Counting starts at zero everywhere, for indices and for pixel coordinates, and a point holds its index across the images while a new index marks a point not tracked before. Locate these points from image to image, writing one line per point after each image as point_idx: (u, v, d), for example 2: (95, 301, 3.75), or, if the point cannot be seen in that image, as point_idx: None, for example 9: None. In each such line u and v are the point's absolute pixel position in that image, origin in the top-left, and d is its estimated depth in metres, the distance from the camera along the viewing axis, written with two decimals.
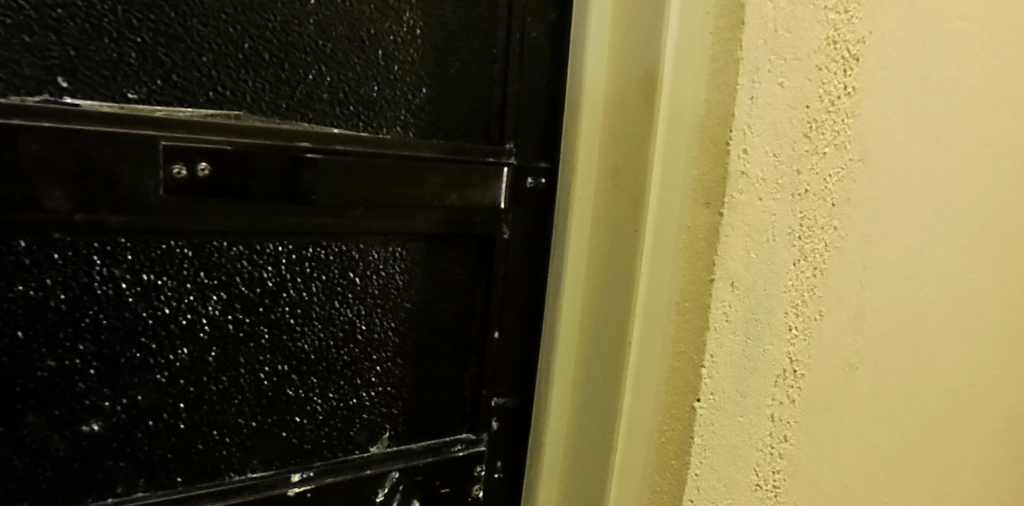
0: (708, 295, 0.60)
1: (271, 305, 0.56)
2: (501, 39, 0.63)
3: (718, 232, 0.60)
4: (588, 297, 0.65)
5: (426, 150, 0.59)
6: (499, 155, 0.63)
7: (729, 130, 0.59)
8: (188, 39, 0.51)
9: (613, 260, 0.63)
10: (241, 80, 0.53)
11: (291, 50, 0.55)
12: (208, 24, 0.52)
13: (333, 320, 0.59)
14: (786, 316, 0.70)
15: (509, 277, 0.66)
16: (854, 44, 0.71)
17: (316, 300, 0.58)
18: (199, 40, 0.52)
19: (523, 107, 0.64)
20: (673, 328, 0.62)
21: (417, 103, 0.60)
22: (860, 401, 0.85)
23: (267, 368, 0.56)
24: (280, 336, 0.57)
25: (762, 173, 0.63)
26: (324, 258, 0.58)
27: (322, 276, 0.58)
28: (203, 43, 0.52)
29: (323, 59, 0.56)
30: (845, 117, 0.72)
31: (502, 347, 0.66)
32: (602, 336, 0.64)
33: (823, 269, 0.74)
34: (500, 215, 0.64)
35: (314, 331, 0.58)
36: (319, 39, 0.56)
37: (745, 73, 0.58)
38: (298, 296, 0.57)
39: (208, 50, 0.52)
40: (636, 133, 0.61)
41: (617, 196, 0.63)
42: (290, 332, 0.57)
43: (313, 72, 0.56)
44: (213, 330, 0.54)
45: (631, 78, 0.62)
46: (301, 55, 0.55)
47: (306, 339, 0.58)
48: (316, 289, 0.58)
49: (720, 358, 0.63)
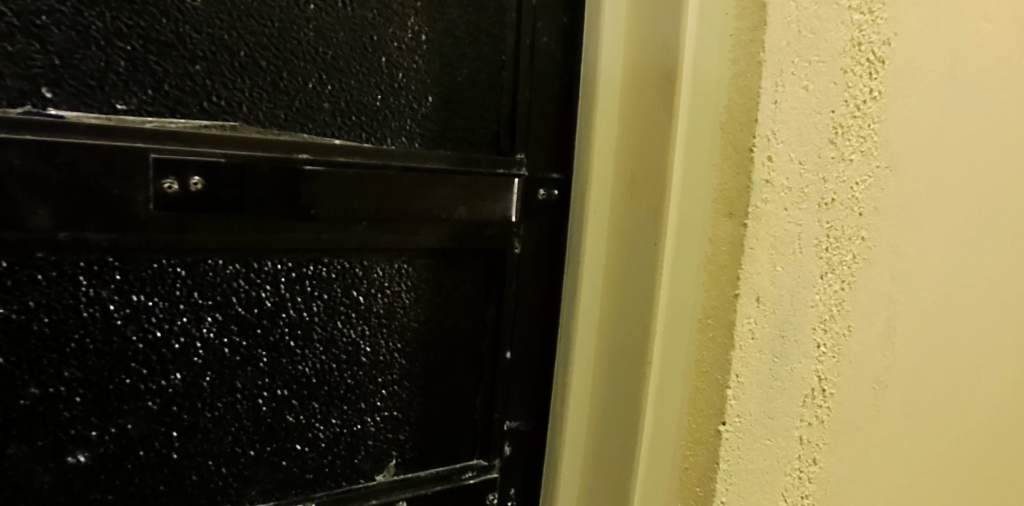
0: (733, 312, 0.57)
1: (270, 327, 0.53)
2: (511, 44, 0.60)
3: (743, 244, 0.56)
4: (605, 314, 0.62)
5: (432, 161, 0.57)
6: (509, 166, 0.60)
7: (752, 137, 0.56)
8: (181, 47, 0.49)
9: (631, 274, 0.60)
10: (237, 89, 0.50)
11: (290, 58, 0.52)
12: (202, 31, 0.49)
13: (336, 341, 0.56)
14: (815, 332, 0.67)
15: (522, 294, 0.62)
16: (879, 46, 0.68)
17: (318, 321, 0.55)
18: (193, 47, 0.49)
19: (533, 116, 0.61)
20: (696, 347, 0.58)
21: (424, 112, 0.58)
22: (891, 420, 0.81)
23: (266, 393, 0.53)
24: (279, 360, 0.54)
25: (787, 182, 0.59)
26: (326, 276, 0.55)
27: (323, 295, 0.55)
28: (198, 50, 0.49)
29: (324, 67, 0.53)
30: (870, 122, 0.69)
31: (515, 368, 0.63)
32: (621, 355, 0.61)
33: (852, 282, 0.71)
34: (511, 229, 0.61)
35: (315, 353, 0.55)
36: (319, 47, 0.53)
37: (767, 76, 0.55)
38: (298, 317, 0.54)
39: (201, 58, 0.49)
40: (654, 141, 0.58)
41: (634, 207, 0.60)
42: (290, 355, 0.54)
43: (313, 81, 0.53)
44: (209, 354, 0.51)
45: (648, 83, 0.59)
46: (301, 62, 0.52)
47: (307, 363, 0.55)
48: (317, 308, 0.55)
49: (746, 378, 0.59)
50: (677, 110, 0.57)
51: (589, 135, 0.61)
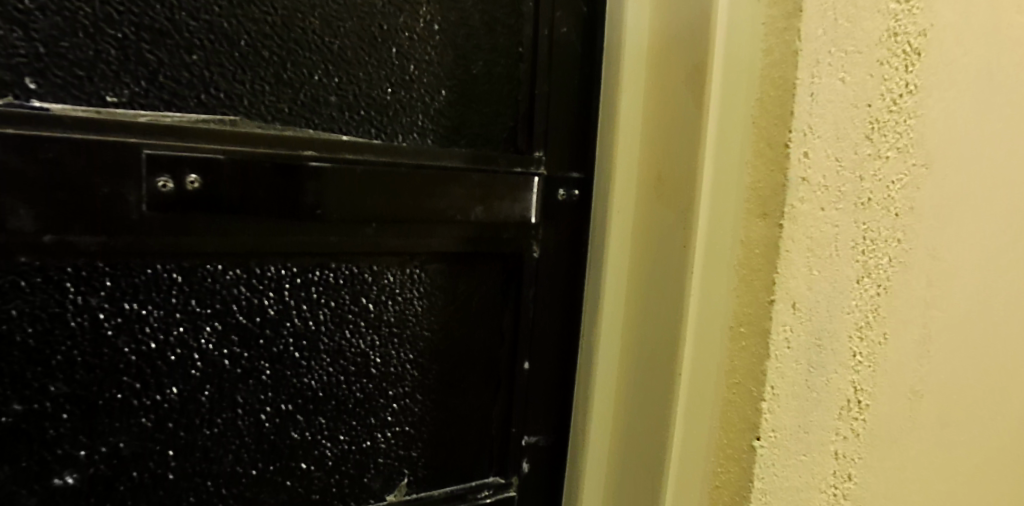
0: (768, 319, 0.53)
1: (274, 337, 0.49)
2: (528, 35, 0.57)
3: (779, 247, 0.53)
4: (630, 321, 0.58)
5: (447, 160, 0.53)
6: (527, 165, 0.57)
7: (788, 131, 0.52)
8: (177, 35, 0.45)
9: (659, 279, 0.56)
10: (238, 80, 0.47)
11: (294, 48, 0.49)
12: (200, 17, 0.46)
13: (344, 353, 0.52)
14: (850, 341, 0.63)
15: (540, 300, 0.59)
16: (915, 37, 0.65)
17: (325, 331, 0.51)
18: (191, 35, 0.46)
19: (552, 111, 0.58)
20: (728, 357, 0.55)
21: (437, 107, 0.54)
22: (927, 433, 0.77)
23: (269, 408, 0.50)
24: (283, 372, 0.50)
25: (824, 180, 0.56)
26: (333, 282, 0.51)
27: (331, 302, 0.51)
28: (195, 39, 0.46)
29: (330, 58, 0.50)
30: (906, 117, 0.66)
31: (533, 379, 0.59)
32: (648, 365, 0.57)
33: (887, 287, 0.67)
34: (529, 231, 0.57)
35: (322, 365, 0.51)
36: (326, 36, 0.50)
37: (804, 66, 0.52)
38: (303, 326, 0.50)
39: (199, 47, 0.46)
40: (683, 137, 0.55)
41: (661, 207, 0.56)
42: (295, 368, 0.50)
43: (319, 73, 0.50)
44: (208, 367, 0.48)
45: (676, 75, 0.55)
46: (306, 53, 0.49)
47: (313, 375, 0.51)
48: (324, 317, 0.51)
49: (782, 389, 0.55)
50: (708, 104, 0.54)
51: (613, 132, 0.58)
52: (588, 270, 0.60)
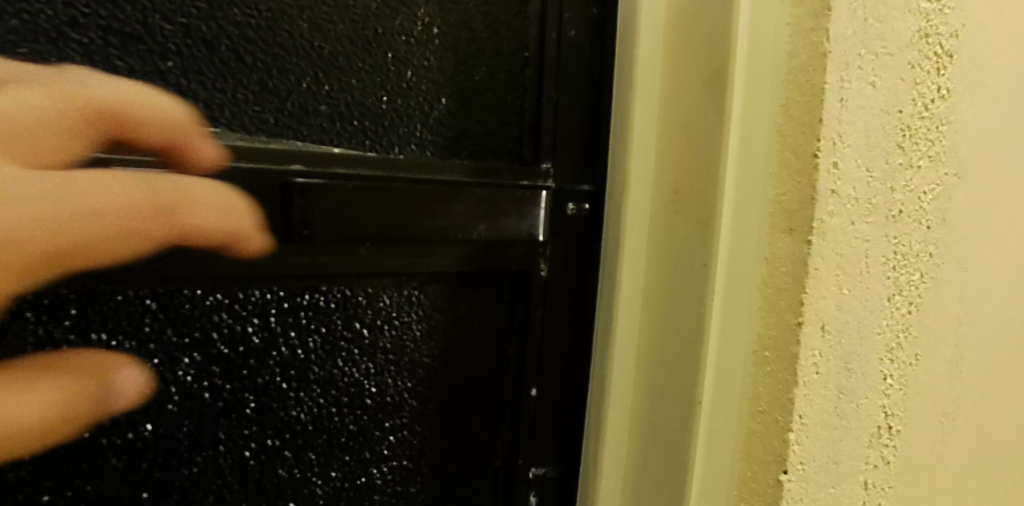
0: (795, 343, 0.49)
1: (258, 367, 0.46)
2: (534, 39, 0.54)
3: (806, 264, 0.49)
4: (645, 344, 0.54)
5: (449, 172, 0.50)
6: (535, 178, 0.54)
7: (816, 140, 0.48)
8: (150, 40, 0.42)
9: (676, 300, 0.52)
10: (218, 89, 0.44)
11: (281, 54, 0.46)
12: (176, 20, 0.43)
13: (335, 382, 0.49)
14: (882, 363, 0.59)
15: (547, 322, 0.55)
16: (947, 38, 0.61)
17: (314, 359, 0.48)
18: (165, 40, 0.42)
19: (562, 120, 0.54)
20: (752, 384, 0.51)
21: (436, 116, 0.51)
22: (959, 457, 0.72)
23: (253, 443, 0.46)
24: (269, 406, 0.46)
25: (854, 192, 0.52)
26: (323, 306, 0.48)
27: (321, 328, 0.48)
28: (170, 43, 0.43)
29: (320, 65, 0.47)
30: (938, 124, 0.61)
31: (542, 407, 0.56)
32: (665, 392, 0.52)
33: (919, 304, 0.63)
34: (535, 249, 0.54)
35: (312, 396, 0.48)
36: (315, 40, 0.47)
37: (832, 69, 0.48)
38: (291, 355, 0.47)
39: (174, 52, 0.43)
40: (701, 146, 0.50)
41: (679, 221, 0.52)
42: (282, 400, 0.47)
43: (307, 80, 0.47)
44: (185, 401, 0.44)
45: (695, 80, 0.51)
46: (293, 60, 0.46)
47: (301, 408, 0.47)
48: (313, 345, 0.48)
49: (810, 418, 0.51)
50: (729, 111, 0.50)
51: (626, 140, 0.54)
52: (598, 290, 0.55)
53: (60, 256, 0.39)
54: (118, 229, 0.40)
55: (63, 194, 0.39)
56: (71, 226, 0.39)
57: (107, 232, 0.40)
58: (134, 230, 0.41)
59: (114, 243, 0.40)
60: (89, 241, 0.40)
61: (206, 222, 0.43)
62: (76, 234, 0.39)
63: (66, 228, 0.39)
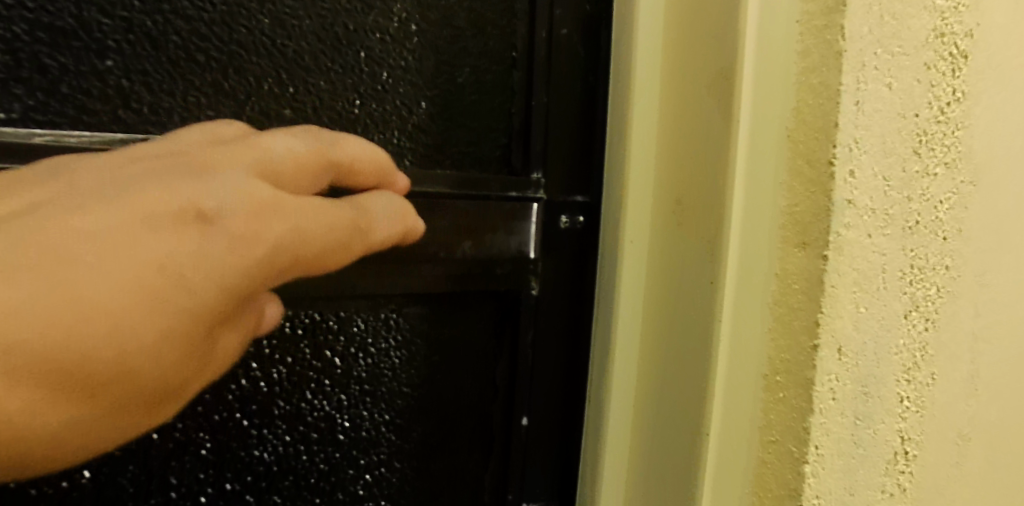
0: (811, 368, 0.45)
1: (216, 403, 0.45)
2: (523, 37, 0.53)
3: (822, 281, 0.45)
4: (646, 368, 0.50)
5: (433, 184, 0.48)
6: (523, 189, 0.51)
7: (832, 146, 0.44)
8: (86, 36, 0.42)
9: (679, 321, 0.47)
10: (164, 91, 0.43)
11: (236, 52, 0.45)
12: (116, 15, 0.42)
13: (303, 417, 0.48)
14: (898, 384, 0.55)
15: (539, 347, 0.53)
16: (963, 38, 0.57)
17: (280, 392, 0.47)
18: (104, 35, 0.42)
19: (552, 125, 0.52)
20: (763, 411, 0.46)
21: (416, 121, 0.50)
22: (976, 481, 0.68)
23: (212, 485, 0.45)
24: (229, 446, 0.46)
25: (871, 203, 0.47)
26: (290, 334, 0.47)
27: (287, 359, 0.47)
28: (110, 40, 0.42)
29: (283, 65, 0.46)
30: (954, 129, 0.58)
31: (532, 436, 0.53)
32: (668, 421, 0.48)
33: (936, 321, 0.59)
34: (526, 267, 0.52)
35: (277, 434, 0.47)
36: (278, 37, 0.46)
37: (849, 69, 0.44)
38: (252, 389, 0.46)
39: (114, 49, 0.42)
40: (706, 153, 0.46)
41: (682, 234, 0.47)
42: (243, 441, 0.46)
43: (268, 80, 0.46)
44: (131, 444, 0.43)
45: (698, 80, 0.47)
46: (252, 60, 0.45)
47: (265, 448, 0.47)
48: (278, 377, 0.47)
49: (827, 449, 0.47)
50: (737, 114, 0.45)
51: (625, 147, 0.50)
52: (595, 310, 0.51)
53: (312, 263, 0.35)
54: (348, 234, 0.37)
55: (319, 215, 0.35)
56: (302, 252, 0.35)
57: (342, 237, 0.37)
58: (365, 234, 0.39)
59: (341, 254, 0.37)
60: (330, 246, 0.36)
61: (385, 237, 0.41)
62: (314, 248, 0.35)
63: (295, 253, 0.34)
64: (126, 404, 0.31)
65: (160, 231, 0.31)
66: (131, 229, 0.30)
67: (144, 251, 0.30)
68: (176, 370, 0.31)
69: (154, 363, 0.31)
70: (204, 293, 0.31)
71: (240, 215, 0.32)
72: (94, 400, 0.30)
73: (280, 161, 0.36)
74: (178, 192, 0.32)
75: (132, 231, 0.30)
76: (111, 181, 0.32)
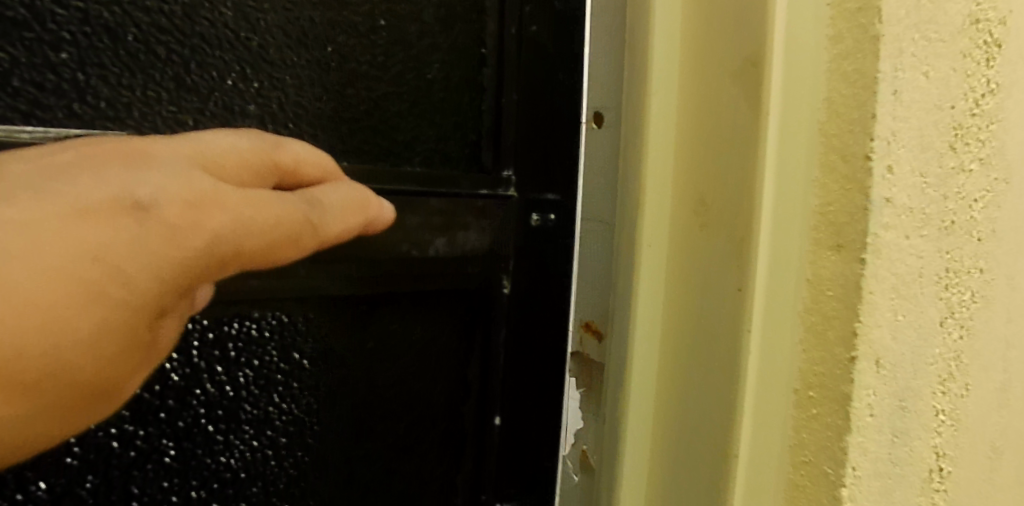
0: (848, 383, 0.41)
1: (179, 409, 0.41)
2: (491, 33, 0.49)
3: (860, 286, 0.41)
4: (667, 388, 0.44)
5: (398, 182, 0.46)
6: (495, 186, 0.49)
7: (869, 138, 0.40)
8: (38, 26, 0.38)
9: (704, 335, 0.42)
10: (123, 85, 0.39)
11: (200, 44, 0.41)
12: (70, 4, 0.38)
13: (272, 421, 0.44)
14: (934, 397, 0.51)
15: (510, 345, 0.51)
16: (996, 25, 0.53)
17: (247, 395, 0.43)
18: (58, 27, 0.38)
19: (519, 121, 0.50)
20: (794, 429, 0.43)
21: (390, 119, 0.47)
22: (1010, 495, 0.64)
23: (176, 494, 0.42)
24: (193, 453, 0.42)
25: (909, 201, 0.44)
26: (255, 334, 0.43)
27: (253, 360, 0.43)
28: (64, 31, 0.38)
29: (248, 58, 0.42)
30: (989, 122, 0.54)
31: (505, 435, 0.51)
32: (695, 447, 0.43)
33: (971, 327, 0.55)
34: (497, 264, 0.50)
35: (243, 438, 0.43)
36: (242, 30, 0.42)
37: (886, 56, 0.41)
38: (217, 393, 0.42)
39: (69, 41, 0.38)
40: (733, 148, 0.41)
41: (706, 240, 0.42)
42: (208, 445, 0.42)
43: (233, 75, 0.42)
44: (89, 453, 0.39)
45: (723, 65, 0.41)
46: (216, 53, 0.42)
47: (230, 453, 0.43)
48: (244, 378, 0.43)
49: (864, 470, 0.43)
50: (767, 104, 0.40)
51: (641, 141, 0.43)
52: (610, 323, 0.46)
53: (261, 258, 0.33)
54: (299, 229, 0.35)
55: (266, 207, 0.34)
56: (249, 243, 0.33)
57: (295, 232, 0.35)
58: (315, 229, 0.36)
59: (293, 249, 0.35)
60: (277, 240, 0.34)
61: (340, 231, 0.38)
62: (258, 243, 0.33)
63: (236, 244, 0.32)
64: (51, 408, 0.28)
65: (88, 220, 0.28)
66: (55, 218, 0.28)
67: (70, 240, 0.28)
68: (107, 371, 0.29)
69: (80, 364, 0.28)
70: (139, 285, 0.29)
71: (175, 203, 0.30)
72: (19, 405, 0.27)
73: (217, 152, 0.34)
74: (109, 179, 0.29)
75: (58, 221, 0.28)
76: (30, 163, 0.29)
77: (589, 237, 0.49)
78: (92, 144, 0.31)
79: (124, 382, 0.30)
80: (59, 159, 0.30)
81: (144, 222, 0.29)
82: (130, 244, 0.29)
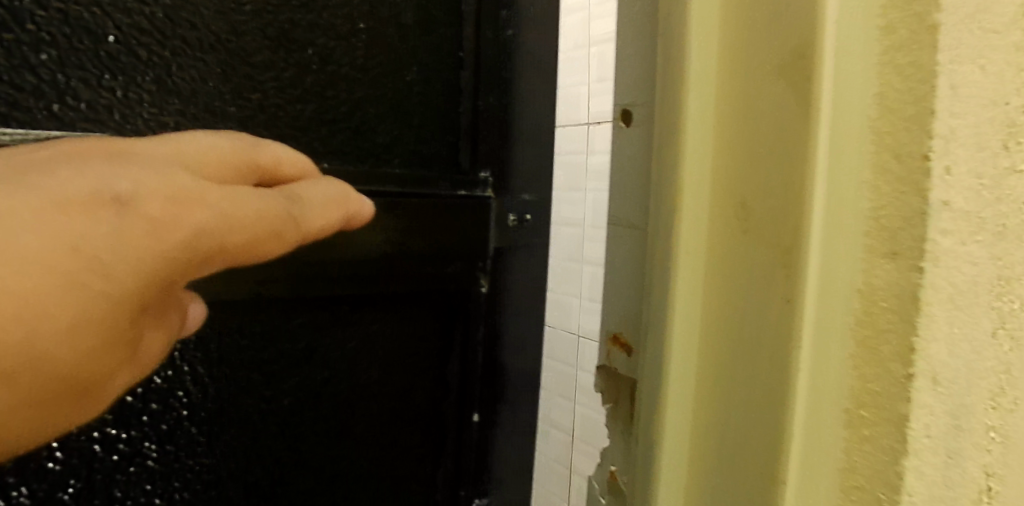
0: (905, 402, 0.39)
1: (159, 410, 0.53)
2: (468, 37, 0.65)
3: (918, 297, 0.38)
4: (706, 409, 0.40)
5: (388, 183, 0.60)
6: (473, 187, 0.65)
7: (926, 136, 0.38)
8: (17, 26, 0.46)
9: (749, 351, 0.38)
10: (103, 87, 0.49)
11: (183, 53, 0.52)
12: (50, 7, 0.47)
13: (225, 411, 0.55)
14: None
15: (485, 344, 0.68)
16: None
17: (211, 394, 0.55)
18: (37, 27, 0.47)
19: (496, 125, 0.66)
20: (845, 452, 0.40)
21: (382, 124, 0.61)
22: None
23: (158, 495, 0.53)
24: (171, 453, 0.53)
25: (964, 204, 0.39)
26: (233, 333, 0.55)
27: (223, 357, 0.55)
28: (42, 31, 0.47)
29: (227, 57, 0.53)
30: None
31: (482, 429, 0.68)
32: (740, 473, 0.39)
33: None
34: (476, 266, 0.66)
35: (218, 436, 0.55)
36: (222, 34, 0.53)
37: (944, 47, 0.38)
38: (184, 398, 0.53)
39: (48, 42, 0.47)
40: (780, 146, 0.37)
41: (750, 247, 0.38)
42: (187, 437, 0.54)
43: (144, 78, 0.50)
44: (72, 457, 0.50)
45: (768, 55, 0.38)
46: (202, 84, 0.52)
47: (207, 455, 0.55)
48: (219, 374, 0.55)
49: (920, 495, 0.40)
50: (819, 99, 0.36)
51: (678, 141, 0.39)
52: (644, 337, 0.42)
53: (241, 252, 0.39)
54: (279, 225, 0.41)
55: (240, 203, 0.38)
56: (231, 237, 0.38)
57: (275, 227, 0.41)
58: (296, 224, 0.43)
59: (273, 242, 0.41)
60: (260, 235, 0.39)
61: (325, 222, 0.46)
62: (238, 237, 0.38)
63: (221, 239, 0.37)
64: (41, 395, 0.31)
65: (79, 212, 0.32)
66: (50, 210, 0.31)
67: (63, 231, 0.31)
68: (90, 362, 0.32)
69: (68, 352, 0.31)
70: (122, 273, 0.32)
71: (156, 198, 0.35)
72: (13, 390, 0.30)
73: (198, 155, 0.41)
74: (93, 178, 0.33)
75: (54, 213, 0.31)
76: (23, 163, 0.33)
77: (615, 243, 0.45)
78: (84, 147, 0.36)
79: (110, 373, 0.34)
80: (54, 156, 0.34)
81: (128, 215, 0.33)
82: (118, 236, 0.32)
